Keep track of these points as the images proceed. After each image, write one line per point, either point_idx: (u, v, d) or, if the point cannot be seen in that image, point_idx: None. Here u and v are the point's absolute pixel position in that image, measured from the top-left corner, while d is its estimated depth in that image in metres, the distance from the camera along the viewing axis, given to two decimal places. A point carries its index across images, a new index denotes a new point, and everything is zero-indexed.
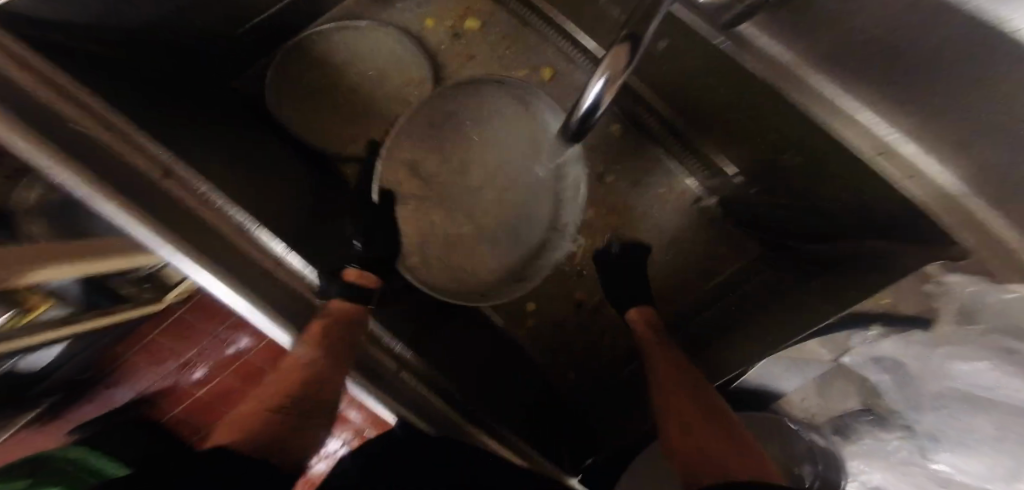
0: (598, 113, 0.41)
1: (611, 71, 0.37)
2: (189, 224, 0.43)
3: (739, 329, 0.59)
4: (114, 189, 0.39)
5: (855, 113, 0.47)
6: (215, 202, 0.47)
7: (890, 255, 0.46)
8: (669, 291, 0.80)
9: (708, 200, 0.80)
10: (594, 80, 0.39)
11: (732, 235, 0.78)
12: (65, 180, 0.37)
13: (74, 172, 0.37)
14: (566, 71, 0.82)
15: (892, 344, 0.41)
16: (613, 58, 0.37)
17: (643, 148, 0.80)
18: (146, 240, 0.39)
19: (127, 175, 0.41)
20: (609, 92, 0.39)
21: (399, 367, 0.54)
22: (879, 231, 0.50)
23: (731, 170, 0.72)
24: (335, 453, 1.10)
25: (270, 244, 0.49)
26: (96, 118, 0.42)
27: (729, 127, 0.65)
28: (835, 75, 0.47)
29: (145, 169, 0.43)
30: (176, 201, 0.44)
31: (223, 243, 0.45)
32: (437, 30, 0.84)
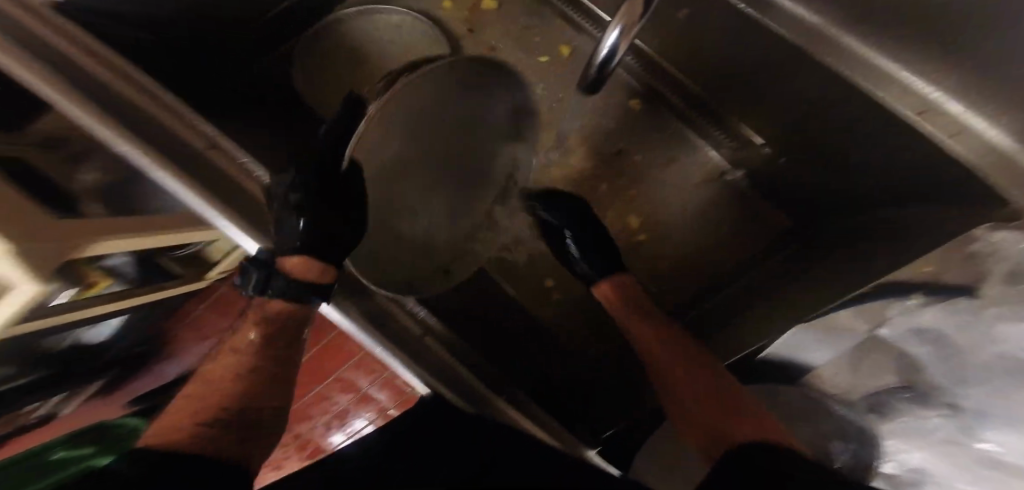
0: (615, 63, 0.40)
1: (627, 20, 0.37)
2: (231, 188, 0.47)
3: (778, 304, 0.57)
4: (165, 156, 0.41)
5: (892, 69, 0.48)
6: (246, 165, 0.51)
7: (936, 221, 0.43)
8: (697, 266, 0.76)
9: (734, 174, 0.75)
10: (608, 29, 0.38)
11: (763, 208, 0.75)
12: (123, 148, 0.39)
13: (123, 133, 0.39)
14: (586, 48, 0.80)
15: (935, 313, 0.39)
16: (630, 5, 0.37)
17: (665, 122, 0.77)
18: (199, 205, 0.42)
19: (172, 142, 0.44)
20: (626, 40, 0.38)
21: (425, 329, 0.66)
22: (922, 196, 0.47)
23: (759, 139, 0.69)
24: (362, 431, 1.13)
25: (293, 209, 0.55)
26: (129, 94, 0.44)
27: (762, 97, 0.61)
28: (869, 32, 0.48)
29: (184, 138, 0.46)
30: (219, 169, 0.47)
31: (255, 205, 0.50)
32: (454, 9, 0.82)
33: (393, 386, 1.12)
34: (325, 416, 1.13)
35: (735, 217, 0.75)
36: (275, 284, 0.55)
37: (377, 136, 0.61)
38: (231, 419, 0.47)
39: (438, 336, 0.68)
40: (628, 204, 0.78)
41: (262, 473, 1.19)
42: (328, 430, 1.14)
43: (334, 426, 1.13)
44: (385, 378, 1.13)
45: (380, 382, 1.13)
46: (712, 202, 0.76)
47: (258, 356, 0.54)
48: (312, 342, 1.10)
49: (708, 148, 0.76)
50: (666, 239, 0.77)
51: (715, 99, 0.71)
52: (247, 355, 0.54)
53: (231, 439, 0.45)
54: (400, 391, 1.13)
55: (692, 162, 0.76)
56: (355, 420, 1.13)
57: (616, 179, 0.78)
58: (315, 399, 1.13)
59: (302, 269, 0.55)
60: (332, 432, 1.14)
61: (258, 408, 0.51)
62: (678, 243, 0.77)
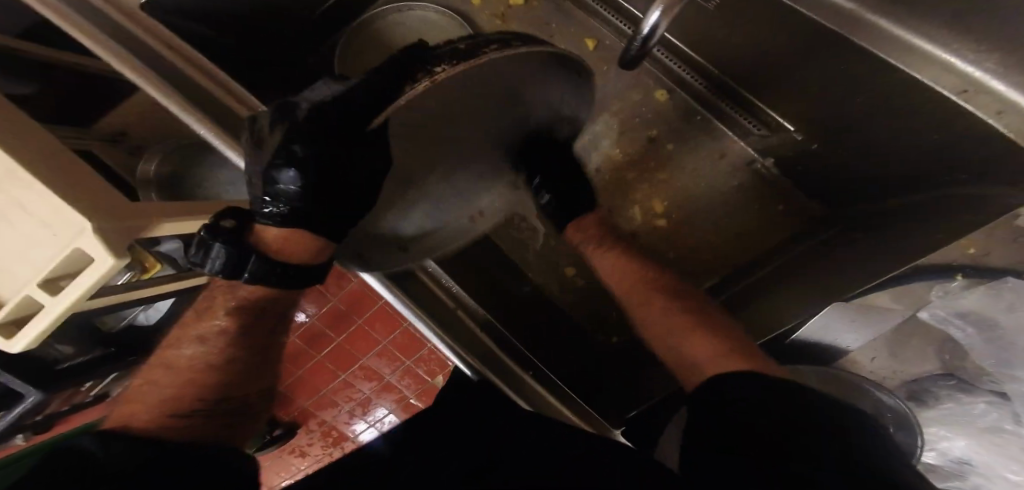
0: (655, 39, 0.45)
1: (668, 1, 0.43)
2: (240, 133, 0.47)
3: (804, 283, 0.54)
4: (217, 130, 0.45)
5: (933, 52, 0.45)
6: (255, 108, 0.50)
7: (978, 198, 0.40)
8: (725, 255, 0.74)
9: (764, 162, 0.74)
10: (651, 10, 0.44)
11: (792, 198, 0.72)
12: (198, 129, 0.44)
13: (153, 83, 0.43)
14: (610, 42, 0.80)
15: (955, 287, 0.43)
16: None
17: (691, 115, 0.77)
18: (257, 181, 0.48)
19: (212, 109, 0.47)
20: (668, 18, 0.44)
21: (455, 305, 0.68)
22: (962, 173, 0.44)
23: (791, 126, 0.66)
24: (384, 419, 1.20)
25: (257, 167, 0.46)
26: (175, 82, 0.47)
27: (787, 81, 0.59)
28: (907, 13, 0.46)
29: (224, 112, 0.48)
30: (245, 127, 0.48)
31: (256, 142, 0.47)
32: (483, 7, 0.84)
33: (413, 375, 1.14)
34: (349, 404, 1.19)
35: (764, 207, 0.73)
36: (249, 265, 0.49)
37: (430, 98, 0.42)
38: (211, 406, 0.51)
39: (473, 312, 0.69)
40: (649, 191, 0.77)
41: (287, 456, 1.28)
42: (351, 418, 1.21)
43: (357, 414, 1.21)
44: (406, 368, 1.14)
45: (400, 372, 1.14)
46: (742, 188, 0.74)
47: (245, 335, 0.55)
48: (336, 332, 1.12)
49: (734, 137, 0.75)
50: (686, 225, 0.76)
51: (742, 86, 0.71)
52: (215, 344, 0.54)
53: (213, 427, 0.49)
54: (420, 381, 1.15)
55: (719, 150, 0.76)
56: (378, 409, 1.20)
57: (639, 166, 0.78)
58: (340, 387, 1.18)
59: (284, 246, 0.52)
60: (356, 420, 1.21)
61: (239, 398, 0.54)
62: (702, 231, 0.75)
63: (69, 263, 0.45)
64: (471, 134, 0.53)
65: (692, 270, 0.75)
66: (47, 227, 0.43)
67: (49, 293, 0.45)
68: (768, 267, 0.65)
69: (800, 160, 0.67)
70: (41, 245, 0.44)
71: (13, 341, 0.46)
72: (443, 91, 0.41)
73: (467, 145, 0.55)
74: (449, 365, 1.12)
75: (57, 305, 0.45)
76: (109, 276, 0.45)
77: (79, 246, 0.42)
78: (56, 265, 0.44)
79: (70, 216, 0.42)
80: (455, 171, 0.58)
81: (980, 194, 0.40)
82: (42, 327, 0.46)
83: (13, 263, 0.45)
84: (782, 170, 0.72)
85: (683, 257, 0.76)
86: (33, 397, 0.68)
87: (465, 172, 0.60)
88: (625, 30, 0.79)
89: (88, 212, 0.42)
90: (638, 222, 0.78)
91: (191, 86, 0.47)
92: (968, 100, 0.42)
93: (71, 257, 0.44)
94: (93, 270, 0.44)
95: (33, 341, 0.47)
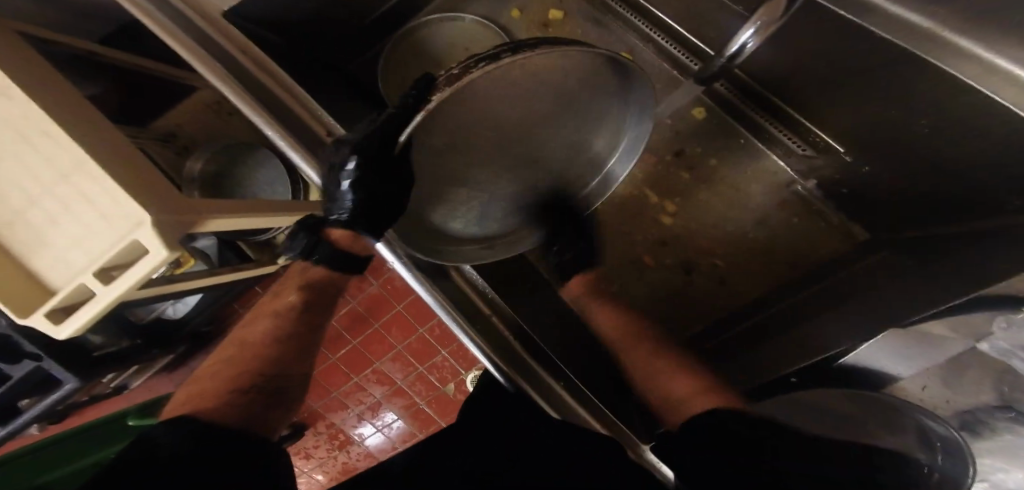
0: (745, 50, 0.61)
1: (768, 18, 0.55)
2: (298, 131, 0.50)
3: (854, 301, 0.52)
4: (294, 136, 0.49)
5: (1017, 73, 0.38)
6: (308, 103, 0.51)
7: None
8: (762, 274, 0.74)
9: (803, 184, 0.74)
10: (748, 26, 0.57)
11: (832, 220, 0.72)
12: (271, 133, 0.48)
13: (225, 83, 0.47)
14: (647, 57, 0.80)
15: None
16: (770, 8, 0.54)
17: (734, 134, 0.77)
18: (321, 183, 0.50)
19: (274, 108, 0.49)
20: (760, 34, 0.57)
21: (490, 310, 0.61)
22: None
23: (840, 147, 0.65)
24: (392, 425, 1.17)
25: (308, 173, 0.51)
26: (234, 80, 0.48)
27: (841, 96, 0.58)
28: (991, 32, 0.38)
29: (280, 110, 0.49)
30: (307, 128, 0.50)
31: (312, 136, 0.50)
32: (523, 19, 0.84)
33: (425, 381, 1.13)
34: (359, 407, 1.16)
35: (806, 228, 0.73)
36: (318, 251, 0.63)
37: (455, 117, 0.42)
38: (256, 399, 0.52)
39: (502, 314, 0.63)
40: (683, 205, 0.78)
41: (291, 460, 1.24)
42: (360, 422, 1.18)
43: (365, 418, 1.17)
44: (418, 374, 1.13)
45: (412, 378, 1.14)
46: (781, 209, 0.74)
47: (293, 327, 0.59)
48: (355, 332, 1.13)
49: (774, 157, 0.75)
50: (727, 241, 0.76)
51: (788, 103, 0.70)
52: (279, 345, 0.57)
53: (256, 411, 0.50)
54: (431, 388, 1.14)
55: (761, 169, 0.76)
56: (387, 413, 1.17)
57: (674, 178, 0.78)
58: (351, 389, 1.16)
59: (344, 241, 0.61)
60: (364, 424, 1.18)
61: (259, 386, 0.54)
62: (741, 246, 0.75)
63: (125, 255, 0.46)
64: (504, 157, 0.51)
65: (732, 287, 0.75)
66: (107, 218, 0.44)
67: (102, 282, 0.46)
68: (804, 291, 0.64)
69: (846, 182, 0.67)
70: (100, 236, 0.45)
71: (62, 327, 0.47)
72: (452, 119, 0.44)
73: (507, 170, 0.53)
74: (461, 373, 1.12)
75: (107, 295, 0.46)
76: (160, 268, 0.45)
77: (135, 238, 0.43)
78: (111, 255, 0.45)
79: (130, 208, 0.43)
80: (494, 199, 0.56)
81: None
82: (89, 316, 0.47)
83: (70, 251, 0.46)
84: (825, 192, 0.71)
85: (725, 270, 0.75)
86: (71, 385, 0.70)
87: (508, 196, 0.56)
88: (668, 47, 0.79)
89: (148, 205, 0.44)
90: (676, 234, 0.77)
91: (257, 86, 0.49)
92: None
93: (127, 249, 0.45)
94: (144, 263, 0.44)
95: (79, 329, 0.48)
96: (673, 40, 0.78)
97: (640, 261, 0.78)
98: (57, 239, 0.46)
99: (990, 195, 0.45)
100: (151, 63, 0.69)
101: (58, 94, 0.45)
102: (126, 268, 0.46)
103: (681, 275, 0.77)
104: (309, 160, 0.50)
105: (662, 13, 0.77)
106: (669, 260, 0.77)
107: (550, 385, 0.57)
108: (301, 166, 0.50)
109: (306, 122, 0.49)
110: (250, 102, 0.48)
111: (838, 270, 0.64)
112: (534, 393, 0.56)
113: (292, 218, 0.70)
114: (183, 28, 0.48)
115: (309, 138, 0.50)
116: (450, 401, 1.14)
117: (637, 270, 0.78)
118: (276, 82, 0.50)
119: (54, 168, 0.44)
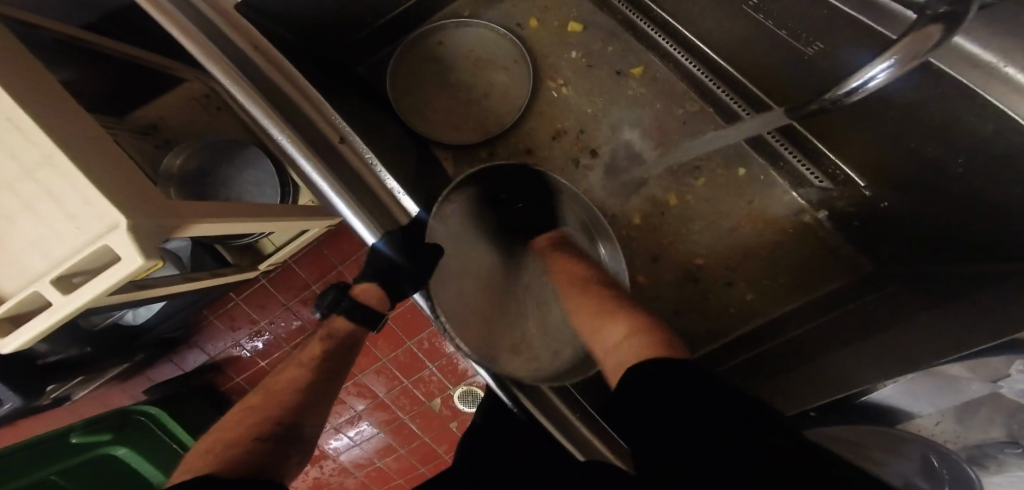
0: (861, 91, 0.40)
1: (909, 52, 0.35)
2: (309, 135, 0.45)
3: (869, 335, 0.52)
4: (306, 141, 0.44)
5: None
6: (318, 101, 0.46)
7: None
8: (768, 299, 0.74)
9: (814, 213, 0.75)
10: (879, 59, 0.37)
11: (837, 251, 0.73)
12: (282, 138, 0.43)
13: (234, 80, 0.42)
14: (666, 79, 0.80)
15: None
16: (917, 38, 0.35)
17: (746, 159, 0.77)
18: (334, 195, 0.46)
19: (287, 109, 0.45)
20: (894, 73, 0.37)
21: (479, 344, 0.53)
22: None
23: (861, 182, 0.64)
24: (372, 439, 1.10)
25: (321, 184, 0.45)
26: (237, 74, 0.43)
27: (854, 136, 0.59)
28: None
29: (293, 113, 0.45)
30: (317, 130, 0.45)
31: (320, 140, 0.45)
32: (542, 29, 0.82)
33: (410, 396, 1.07)
34: (336, 420, 1.09)
35: (811, 254, 0.74)
36: (342, 304, 0.61)
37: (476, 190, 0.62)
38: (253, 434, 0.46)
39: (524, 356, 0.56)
40: (685, 224, 0.78)
41: None
42: (335, 436, 1.10)
43: (341, 432, 1.10)
44: (403, 388, 1.07)
45: (397, 392, 1.07)
46: (792, 240, 0.75)
47: None
48: None
49: (786, 188, 0.76)
50: (737, 259, 0.76)
51: (811, 134, 0.68)
52: None
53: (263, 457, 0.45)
54: (417, 402, 1.07)
55: (773, 197, 0.76)
56: (366, 428, 1.09)
57: (685, 196, 0.78)
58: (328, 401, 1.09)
59: (364, 297, 0.59)
60: (340, 439, 1.10)
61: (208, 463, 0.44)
62: (749, 274, 0.75)
63: (96, 262, 0.40)
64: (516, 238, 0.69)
65: (741, 306, 0.75)
66: (73, 221, 0.38)
67: (61, 291, 0.39)
68: (815, 321, 0.64)
69: (856, 214, 0.67)
70: (67, 239, 0.38)
71: (8, 339, 0.40)
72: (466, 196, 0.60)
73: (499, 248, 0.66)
74: (449, 388, 1.06)
75: (66, 305, 0.39)
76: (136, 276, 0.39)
77: (106, 243, 0.37)
78: (77, 263, 0.39)
79: (105, 211, 0.37)
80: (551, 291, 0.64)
81: None
82: (44, 328, 0.40)
83: (26, 254, 0.39)
84: (835, 222, 0.72)
85: (728, 298, 0.75)
86: (13, 404, 0.62)
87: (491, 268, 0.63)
88: (688, 65, 0.78)
89: (126, 207, 0.38)
90: (682, 255, 0.77)
91: (270, 87, 0.44)
92: None
93: (96, 255, 0.39)
94: (115, 272, 0.38)
95: (30, 342, 0.41)
96: (699, 61, 0.77)
97: (635, 277, 0.78)
98: (9, 239, 0.39)
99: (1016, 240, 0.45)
100: (142, 53, 0.63)
101: (31, 78, 0.39)
102: (94, 275, 0.40)
103: (693, 293, 0.76)
104: (321, 168, 0.45)
105: (689, 33, 0.76)
106: (674, 281, 0.77)
107: (557, 406, 0.52)
108: (315, 178, 0.45)
109: (318, 126, 0.45)
110: (259, 102, 0.43)
111: (839, 306, 0.66)
112: (540, 412, 0.51)
113: (283, 222, 0.65)
114: (197, 21, 0.43)
115: (319, 143, 0.45)
116: (436, 416, 1.07)
117: (641, 289, 0.77)
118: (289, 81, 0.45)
119: (17, 163, 0.37)
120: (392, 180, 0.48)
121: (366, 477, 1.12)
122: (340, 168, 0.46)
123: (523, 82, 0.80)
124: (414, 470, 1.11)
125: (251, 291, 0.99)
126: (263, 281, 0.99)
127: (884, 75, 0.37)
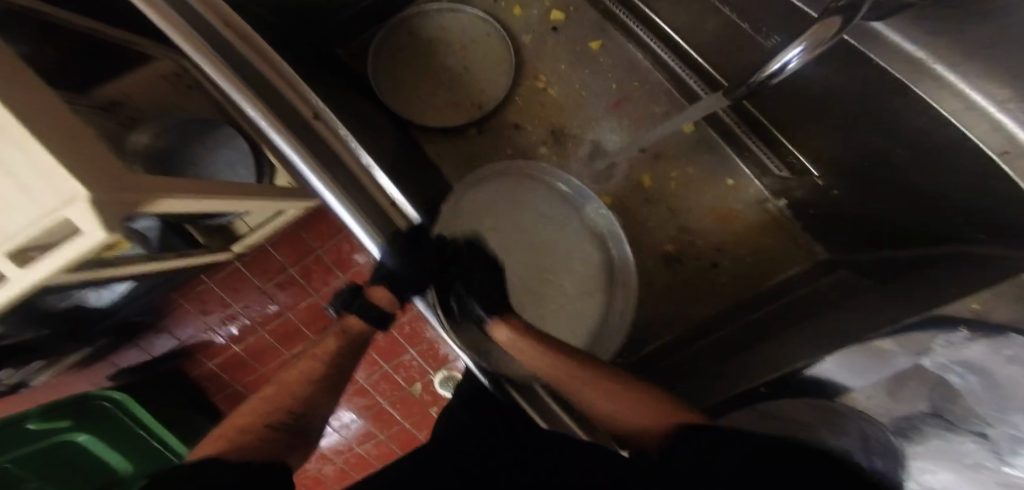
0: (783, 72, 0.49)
1: (813, 40, 0.44)
2: (282, 109, 0.45)
3: (822, 314, 0.56)
4: (277, 116, 0.45)
5: (989, 109, 0.43)
6: (291, 77, 0.46)
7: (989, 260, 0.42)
8: (733, 284, 0.78)
9: (776, 203, 0.79)
10: (792, 44, 0.46)
11: (797, 238, 0.77)
12: (251, 111, 0.43)
13: (197, 47, 0.42)
14: (643, 69, 0.82)
15: (983, 348, 0.39)
16: (824, 26, 0.43)
17: (715, 148, 0.81)
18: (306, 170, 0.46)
19: (261, 84, 0.45)
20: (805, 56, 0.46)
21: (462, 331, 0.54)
22: (985, 233, 0.45)
23: (815, 171, 0.68)
24: (351, 425, 1.10)
25: (293, 158, 0.45)
26: (210, 45, 0.43)
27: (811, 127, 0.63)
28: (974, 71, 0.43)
29: (266, 86, 0.45)
30: (290, 105, 0.46)
31: (293, 115, 0.46)
32: (525, 18, 0.83)
33: (390, 381, 1.07)
34: None
35: (772, 240, 0.78)
36: (356, 304, 0.61)
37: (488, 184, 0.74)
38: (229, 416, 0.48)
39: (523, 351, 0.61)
40: (658, 212, 0.81)
41: None
42: None
43: None
44: (383, 373, 1.07)
45: (376, 377, 1.07)
46: (760, 227, 0.79)
47: None
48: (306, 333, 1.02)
49: (752, 177, 0.79)
50: (710, 245, 0.79)
51: (772, 124, 0.72)
52: None
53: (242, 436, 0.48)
54: (396, 387, 1.07)
55: (740, 186, 0.80)
56: (346, 413, 1.09)
57: (658, 184, 0.81)
58: None
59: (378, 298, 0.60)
60: None
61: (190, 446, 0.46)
62: (716, 258, 0.79)
63: (52, 234, 0.38)
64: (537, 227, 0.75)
65: (709, 290, 0.79)
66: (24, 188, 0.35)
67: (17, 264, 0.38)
68: (775, 304, 0.68)
69: (814, 204, 0.71)
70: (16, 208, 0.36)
71: None
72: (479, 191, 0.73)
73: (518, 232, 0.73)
74: (430, 373, 1.07)
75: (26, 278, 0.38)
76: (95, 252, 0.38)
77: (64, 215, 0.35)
78: (28, 238, 0.37)
79: (58, 181, 0.35)
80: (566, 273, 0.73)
81: (991, 256, 0.43)
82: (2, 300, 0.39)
83: None
84: (795, 211, 0.76)
85: (695, 281, 0.79)
86: None
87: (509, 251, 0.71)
88: (664, 56, 0.80)
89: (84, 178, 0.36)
90: (654, 242, 0.80)
91: (240, 59, 0.44)
92: (1006, 163, 0.42)
93: (53, 227, 0.37)
94: (77, 245, 0.37)
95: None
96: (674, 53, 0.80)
97: None
98: None
99: (952, 225, 0.49)
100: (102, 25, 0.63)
101: None
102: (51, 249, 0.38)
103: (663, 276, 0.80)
104: (293, 142, 0.45)
105: (665, 25, 0.78)
106: (647, 265, 0.80)
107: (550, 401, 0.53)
108: (285, 149, 0.45)
109: (291, 101, 0.46)
110: (224, 73, 0.43)
111: (795, 290, 0.70)
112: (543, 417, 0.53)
113: (258, 201, 0.65)
114: None
115: (291, 117, 0.46)
116: (416, 401, 1.08)
117: None
118: (262, 55, 0.45)
119: None
120: (368, 157, 0.49)
121: (345, 463, 1.12)
122: (314, 144, 0.47)
123: (505, 69, 0.82)
124: (394, 455, 1.12)
125: (224, 275, 0.98)
126: (237, 265, 0.98)
127: (796, 58, 0.47)
